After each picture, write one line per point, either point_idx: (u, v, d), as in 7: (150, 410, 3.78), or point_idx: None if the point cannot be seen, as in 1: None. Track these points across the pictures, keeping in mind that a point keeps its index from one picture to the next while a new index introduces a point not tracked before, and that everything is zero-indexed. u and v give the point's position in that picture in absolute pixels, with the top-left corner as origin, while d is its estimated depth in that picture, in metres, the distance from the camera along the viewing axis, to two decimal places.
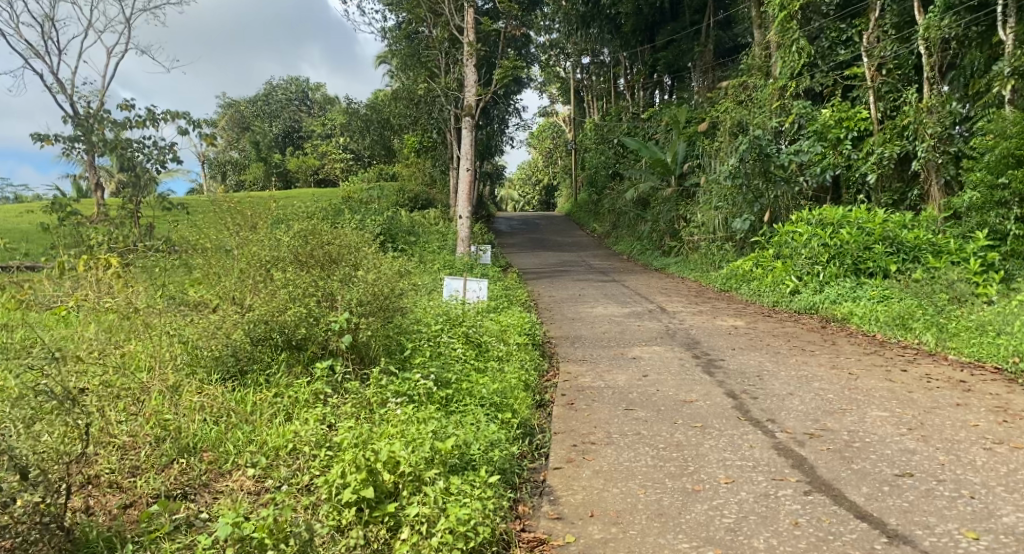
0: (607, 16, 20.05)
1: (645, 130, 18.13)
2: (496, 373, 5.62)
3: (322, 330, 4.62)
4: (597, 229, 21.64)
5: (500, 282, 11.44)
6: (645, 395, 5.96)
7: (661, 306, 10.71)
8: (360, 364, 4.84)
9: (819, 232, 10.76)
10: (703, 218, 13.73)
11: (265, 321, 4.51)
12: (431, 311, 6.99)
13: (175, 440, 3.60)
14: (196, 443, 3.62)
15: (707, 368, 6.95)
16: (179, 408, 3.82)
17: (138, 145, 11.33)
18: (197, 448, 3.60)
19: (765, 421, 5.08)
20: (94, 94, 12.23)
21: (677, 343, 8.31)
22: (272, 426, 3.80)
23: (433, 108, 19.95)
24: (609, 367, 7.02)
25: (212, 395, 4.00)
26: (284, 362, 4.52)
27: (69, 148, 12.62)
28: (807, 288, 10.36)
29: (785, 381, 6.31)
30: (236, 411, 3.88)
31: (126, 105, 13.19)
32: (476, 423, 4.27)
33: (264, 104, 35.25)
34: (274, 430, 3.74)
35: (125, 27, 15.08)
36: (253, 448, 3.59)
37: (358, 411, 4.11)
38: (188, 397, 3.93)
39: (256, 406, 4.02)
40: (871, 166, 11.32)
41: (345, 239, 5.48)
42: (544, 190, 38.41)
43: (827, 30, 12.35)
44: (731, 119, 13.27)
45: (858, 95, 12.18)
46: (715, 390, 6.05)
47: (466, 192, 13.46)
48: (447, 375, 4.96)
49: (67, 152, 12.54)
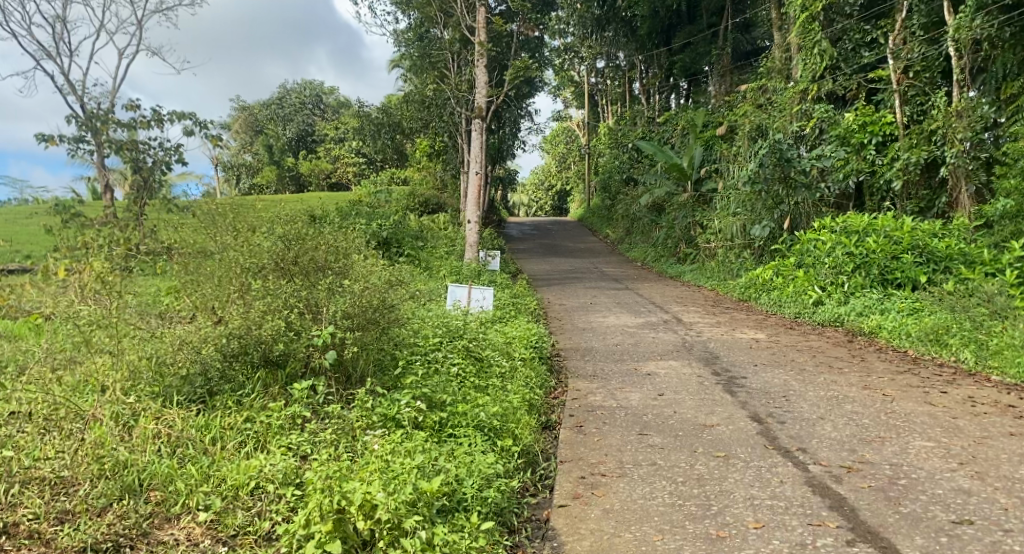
0: (623, 18, 19.57)
1: (659, 135, 17.57)
2: (497, 392, 5.15)
3: (303, 346, 4.17)
4: (611, 235, 21.10)
5: (509, 290, 10.98)
6: (660, 417, 5.46)
7: (676, 316, 10.21)
8: (346, 384, 4.40)
9: (843, 240, 10.21)
10: (721, 224, 13.19)
11: (240, 336, 4.06)
12: (431, 323, 6.52)
13: (117, 479, 3.20)
14: (143, 481, 3.22)
15: (727, 387, 6.44)
16: (130, 439, 3.41)
17: (146, 147, 11.07)
18: (143, 486, 3.20)
19: (794, 451, 4.59)
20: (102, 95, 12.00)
21: (695, 357, 7.79)
22: (234, 459, 3.39)
23: (444, 110, 19.52)
24: (622, 385, 6.53)
25: (172, 421, 3.57)
26: (260, 382, 4.07)
27: (74, 149, 12.33)
28: (832, 299, 9.81)
29: (814, 403, 5.79)
30: (196, 441, 3.47)
31: (133, 104, 12.89)
32: (471, 452, 3.83)
33: (277, 107, 34.99)
34: (235, 465, 3.32)
35: (136, 27, 14.88)
36: (207, 488, 3.18)
37: (339, 439, 3.67)
38: (145, 424, 3.52)
39: (220, 433, 3.60)
40: (896, 172, 10.76)
41: (335, 244, 5.06)
42: (558, 196, 37.90)
43: (850, 32, 11.82)
44: (749, 123, 12.89)
45: (883, 99, 11.57)
46: (737, 413, 5.55)
47: (474, 195, 12.99)
48: (444, 395, 4.51)
49: (75, 153, 12.26)
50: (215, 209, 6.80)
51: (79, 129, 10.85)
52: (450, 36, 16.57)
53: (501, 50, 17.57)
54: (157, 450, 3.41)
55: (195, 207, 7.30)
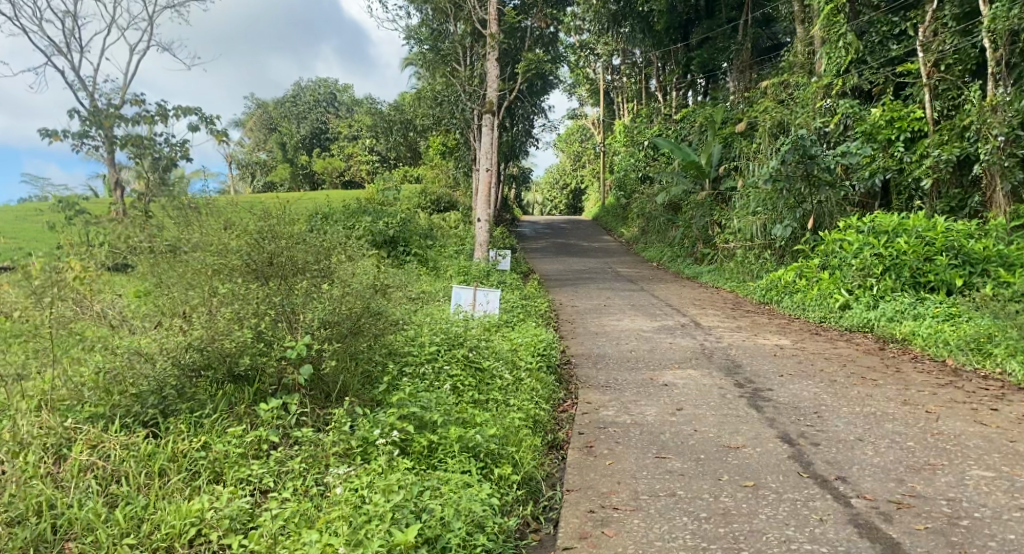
0: (639, 13, 18.70)
1: (676, 132, 16.95)
2: (497, 410, 4.69)
3: (274, 361, 3.70)
4: (627, 234, 20.54)
5: (518, 291, 10.46)
6: (680, 437, 4.93)
7: (694, 320, 9.63)
8: (324, 403, 3.92)
9: (872, 241, 9.56)
10: (740, 224, 12.59)
11: (201, 348, 3.59)
12: (429, 330, 6.03)
13: (28, 527, 2.80)
14: (61, 529, 2.82)
15: (752, 402, 5.89)
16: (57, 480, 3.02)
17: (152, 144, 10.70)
18: (58, 536, 2.79)
19: (832, 480, 4.05)
20: (111, 90, 11.71)
21: (715, 366, 7.22)
22: (173, 500, 2.97)
23: (455, 108, 18.91)
24: (637, 397, 6.00)
25: (108, 453, 3.15)
26: (222, 401, 3.59)
27: (77, 142, 11.98)
28: (859, 302, 9.21)
29: (849, 421, 5.24)
30: (130, 479, 3.05)
31: (139, 100, 12.52)
32: (462, 482, 3.34)
33: (292, 104, 34.63)
34: (174, 508, 2.89)
35: (148, 21, 14.60)
36: (134, 539, 2.75)
37: (304, 474, 3.23)
38: (75, 458, 3.10)
39: (165, 465, 3.16)
40: (925, 169, 10.13)
41: (317, 243, 4.61)
42: (572, 195, 37.23)
43: (877, 24, 11.19)
44: (770, 118, 12.27)
45: (911, 94, 10.92)
46: (765, 432, 5.02)
47: (484, 193, 12.45)
48: (435, 413, 4.02)
49: (78, 147, 11.91)
50: (201, 213, 6.34)
51: (82, 124, 10.50)
52: (462, 30, 16.06)
53: (514, 44, 17.06)
54: (86, 489, 3.00)
55: (179, 206, 6.80)
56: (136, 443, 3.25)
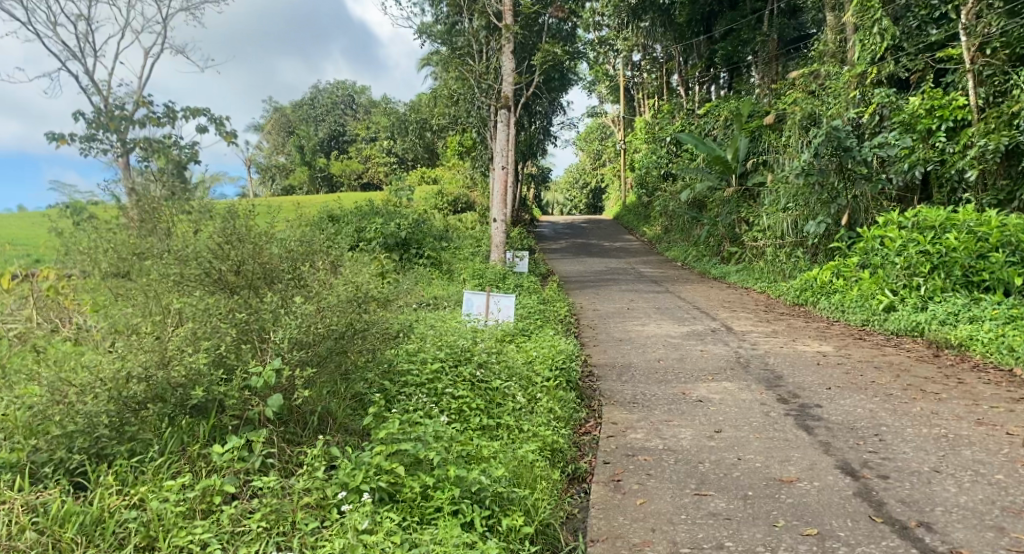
0: (660, 6, 17.81)
1: (700, 126, 16.14)
2: (508, 442, 4.07)
3: (235, 391, 3.09)
4: (651, 233, 19.77)
5: (536, 295, 9.77)
6: (721, 468, 4.24)
7: (726, 325, 8.90)
8: (297, 439, 3.33)
9: (917, 237, 8.74)
10: (770, 221, 11.82)
11: (145, 376, 2.98)
12: (434, 344, 5.39)
13: None
14: None
15: (801, 421, 5.17)
16: None
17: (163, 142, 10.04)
18: None
19: (914, 527, 3.38)
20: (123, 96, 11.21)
21: (752, 378, 6.48)
22: None
23: (471, 105, 18.18)
24: (669, 416, 5.31)
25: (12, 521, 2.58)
26: (169, 442, 2.99)
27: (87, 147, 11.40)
28: (906, 304, 8.45)
29: (918, 446, 4.49)
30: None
31: (147, 101, 12.00)
32: (463, 543, 2.71)
33: (310, 108, 34.27)
34: None
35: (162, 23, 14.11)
36: None
37: (262, 543, 2.64)
38: None
39: (84, 535, 2.59)
40: (969, 161, 9.08)
41: (293, 248, 4.07)
42: (593, 195, 36.55)
43: (915, 8, 10.15)
44: (800, 110, 11.45)
45: (953, 82, 9.90)
46: (821, 461, 4.30)
47: (500, 192, 11.79)
48: (433, 448, 3.37)
49: (86, 151, 11.31)
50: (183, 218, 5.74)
51: (89, 128, 9.96)
52: (476, 24, 15.37)
53: (530, 37, 16.33)
54: None
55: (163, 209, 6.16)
56: (48, 503, 2.69)
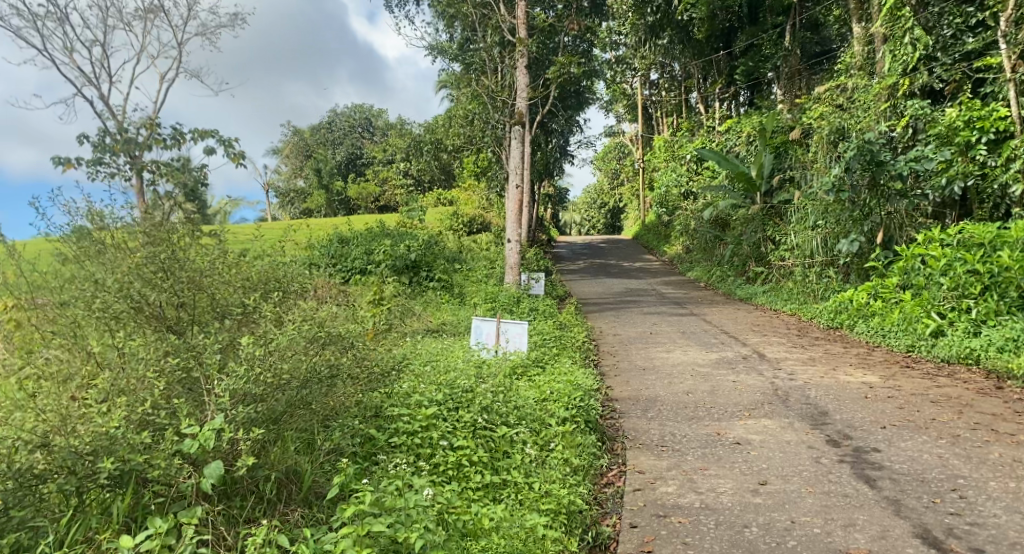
0: (678, 23, 17.03)
1: (722, 143, 15.35)
2: (511, 509, 3.40)
3: (159, 465, 2.64)
4: (671, 254, 19.02)
5: (551, 320, 9.05)
6: (774, 535, 3.52)
7: (757, 351, 8.13)
8: (237, 520, 2.78)
9: (964, 254, 7.84)
10: (798, 239, 11.04)
11: (46, 446, 2.59)
12: (425, 382, 4.72)
13: None
14: None
15: (859, 470, 4.40)
16: None
17: None
18: None
19: None
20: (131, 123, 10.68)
21: (795, 416, 5.70)
22: None
23: (486, 124, 17.57)
24: (703, 462, 4.57)
25: None
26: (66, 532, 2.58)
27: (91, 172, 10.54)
28: (956, 329, 7.62)
29: (1010, 507, 3.75)
30: None
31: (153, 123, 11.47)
32: None
33: (328, 131, 33.84)
34: None
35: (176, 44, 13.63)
36: None
37: None
38: None
39: None
40: (1014, 174, 8.11)
41: (245, 278, 3.68)
42: (611, 214, 35.90)
43: (948, 16, 9.28)
44: (828, 124, 10.68)
45: (992, 92, 8.90)
46: (895, 526, 3.57)
47: (514, 212, 11.13)
48: (420, 527, 2.71)
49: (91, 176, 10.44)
50: None
51: None
52: (490, 41, 14.74)
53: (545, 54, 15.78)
54: None
55: None
56: None
